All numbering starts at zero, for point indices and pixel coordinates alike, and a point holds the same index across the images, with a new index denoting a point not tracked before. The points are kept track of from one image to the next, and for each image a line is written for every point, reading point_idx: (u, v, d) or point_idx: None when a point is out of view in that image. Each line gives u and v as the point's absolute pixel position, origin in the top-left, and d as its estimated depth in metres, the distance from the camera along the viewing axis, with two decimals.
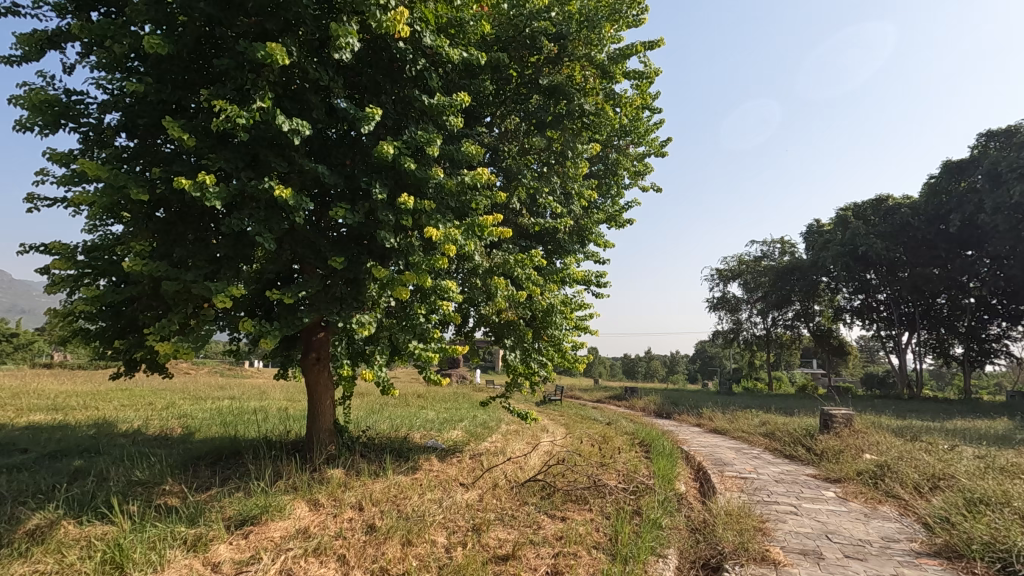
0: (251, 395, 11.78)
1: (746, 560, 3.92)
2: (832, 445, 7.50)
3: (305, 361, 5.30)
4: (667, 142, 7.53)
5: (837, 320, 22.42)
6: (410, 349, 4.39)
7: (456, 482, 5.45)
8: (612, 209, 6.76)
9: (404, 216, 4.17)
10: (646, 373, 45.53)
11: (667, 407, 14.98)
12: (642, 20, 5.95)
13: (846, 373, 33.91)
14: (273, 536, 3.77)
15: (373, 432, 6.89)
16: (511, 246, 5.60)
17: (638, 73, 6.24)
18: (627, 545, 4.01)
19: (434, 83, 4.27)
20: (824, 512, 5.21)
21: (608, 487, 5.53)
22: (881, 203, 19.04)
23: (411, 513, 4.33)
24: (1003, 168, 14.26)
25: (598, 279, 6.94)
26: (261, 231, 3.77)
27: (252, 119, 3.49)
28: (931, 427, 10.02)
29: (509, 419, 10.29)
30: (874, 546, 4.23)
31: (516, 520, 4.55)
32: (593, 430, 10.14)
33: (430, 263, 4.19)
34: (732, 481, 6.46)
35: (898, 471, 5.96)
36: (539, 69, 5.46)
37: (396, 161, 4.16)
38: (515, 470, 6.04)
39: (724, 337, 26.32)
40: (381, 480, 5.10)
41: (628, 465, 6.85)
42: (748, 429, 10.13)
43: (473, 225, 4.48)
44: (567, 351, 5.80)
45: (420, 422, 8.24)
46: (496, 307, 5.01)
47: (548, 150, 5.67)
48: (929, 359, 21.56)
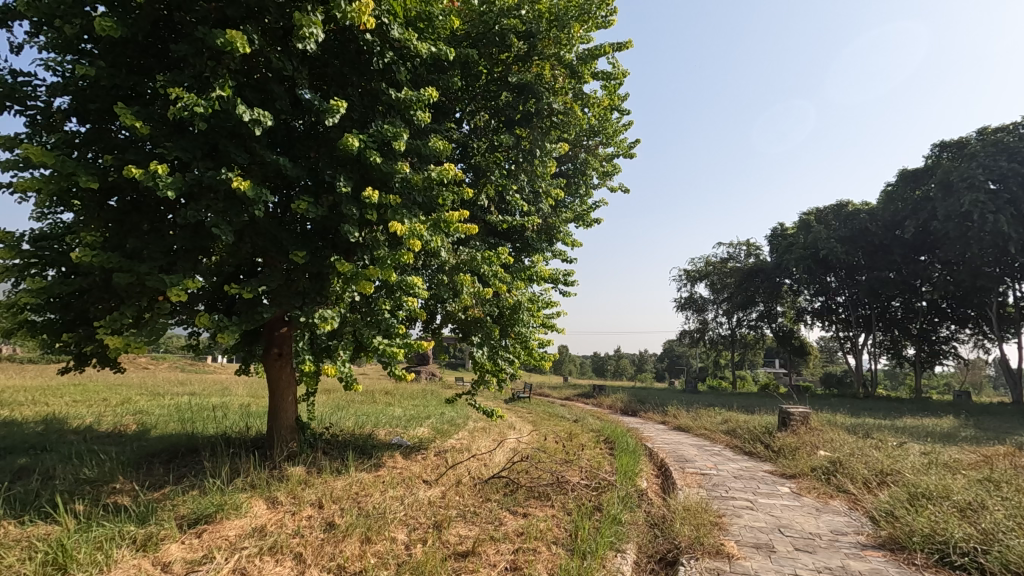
0: (212, 390, 11.51)
1: (702, 554, 4.02)
2: (789, 442, 7.75)
3: (267, 357, 5.20)
4: (635, 143, 7.63)
5: (798, 321, 23.11)
6: (374, 345, 4.32)
7: (420, 479, 5.43)
8: (580, 208, 6.87)
9: (369, 210, 4.10)
10: (615, 372, 46.17)
11: (633, 404, 15.21)
12: (612, 21, 5.98)
13: (807, 373, 34.99)
14: (228, 536, 3.68)
15: (337, 429, 6.80)
16: (479, 244, 5.58)
17: (607, 74, 6.29)
18: (586, 540, 4.07)
19: (402, 76, 4.22)
20: (779, 506, 5.38)
21: (570, 484, 5.59)
22: (842, 208, 19.67)
23: (372, 510, 4.30)
24: (955, 177, 14.91)
25: (566, 277, 7.02)
26: (219, 223, 3.67)
27: (211, 107, 3.39)
28: (882, 425, 10.43)
29: (476, 416, 10.29)
30: (823, 539, 4.39)
31: (478, 517, 4.56)
32: (559, 428, 10.23)
33: (395, 258, 4.12)
34: (692, 477, 6.61)
35: (850, 467, 6.20)
36: (508, 67, 5.43)
37: (361, 154, 4.10)
38: (480, 467, 6.05)
39: (691, 337, 26.86)
40: (344, 477, 5.04)
41: (592, 462, 6.93)
42: (711, 427, 10.36)
43: (439, 222, 4.45)
44: (534, 348, 5.80)
45: (386, 418, 8.16)
46: (462, 304, 4.98)
47: (517, 148, 5.63)
48: (884, 359, 22.42)
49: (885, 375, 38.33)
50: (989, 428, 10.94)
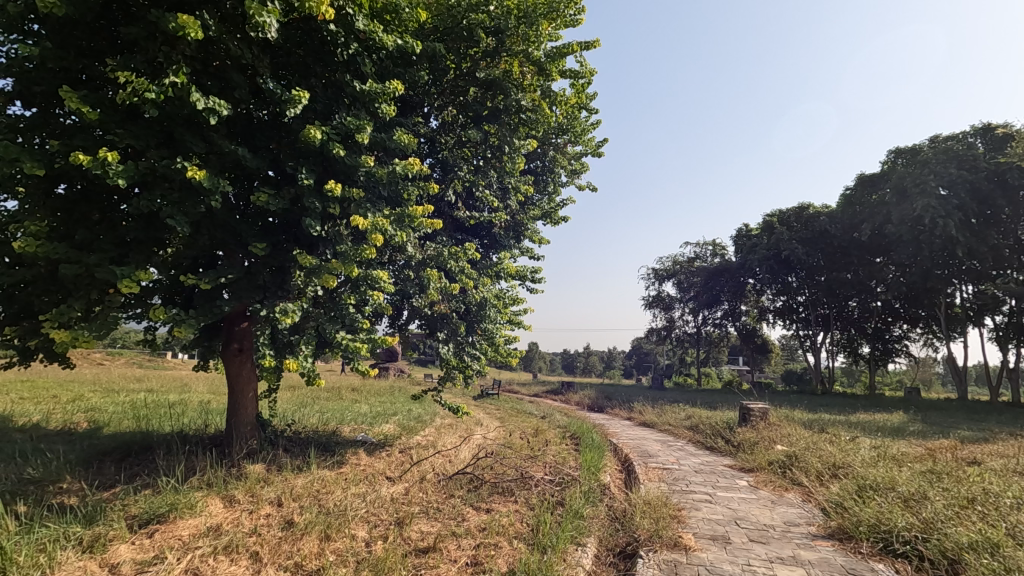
0: (171, 387, 11.15)
1: (660, 546, 4.11)
2: (748, 437, 7.98)
3: (226, 352, 5.07)
4: (603, 142, 7.70)
5: (761, 319, 23.76)
6: (337, 340, 4.19)
7: (383, 476, 5.38)
8: (548, 206, 6.93)
9: (331, 204, 4.03)
10: (584, 369, 46.68)
11: (600, 401, 15.40)
12: (580, 20, 6.01)
13: (770, 371, 35.99)
14: (181, 535, 3.59)
15: (300, 426, 6.68)
16: (445, 239, 5.53)
17: (575, 72, 6.32)
18: (548, 534, 4.10)
19: (367, 69, 4.15)
20: (736, 500, 5.52)
21: (534, 479, 5.63)
22: (803, 211, 20.34)
23: (333, 507, 4.25)
24: (908, 183, 15.57)
25: (533, 274, 7.06)
26: (174, 214, 3.56)
27: (163, 94, 3.27)
28: (837, 420, 10.80)
29: (444, 412, 10.28)
30: (776, 530, 4.54)
31: (440, 513, 4.55)
32: (526, 424, 10.28)
33: (358, 252, 4.05)
34: (654, 471, 6.75)
35: (804, 460, 6.43)
36: (476, 63, 5.35)
37: (324, 147, 4.02)
38: (445, 463, 6.03)
39: (658, 335, 27.33)
40: (305, 475, 4.95)
41: (557, 457, 7.00)
42: (675, 423, 10.58)
43: (404, 217, 4.39)
44: (501, 345, 5.77)
45: (351, 415, 8.05)
46: (428, 299, 4.94)
47: (485, 143, 5.67)
48: (841, 357, 23.19)
49: (843, 372, 39.71)
50: (935, 423, 11.44)
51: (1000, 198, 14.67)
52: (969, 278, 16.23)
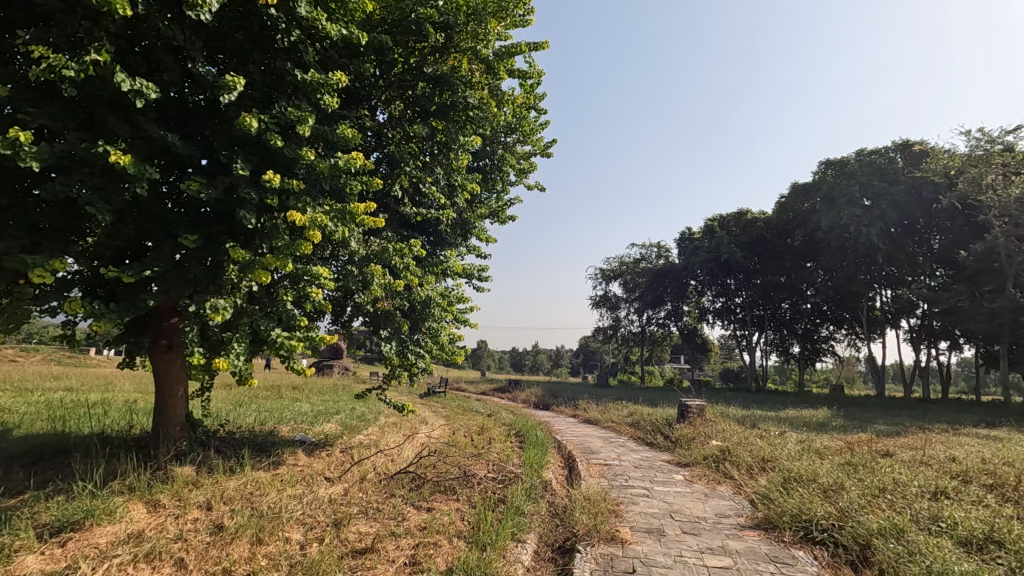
0: (93, 386, 10.43)
1: (597, 540, 4.21)
2: (685, 433, 8.28)
3: (154, 349, 4.76)
4: (552, 143, 7.78)
5: (701, 319, 24.72)
6: (272, 337, 4.02)
7: (322, 477, 5.25)
8: (496, 204, 6.94)
9: (268, 196, 3.86)
10: (533, 366, 47.07)
11: (546, 399, 15.57)
12: (529, 21, 6.06)
13: (709, 369, 37.46)
14: (98, 543, 3.37)
15: (234, 426, 6.41)
16: (390, 236, 5.40)
17: (524, 73, 6.35)
18: (488, 532, 4.12)
19: (309, 57, 4.00)
20: (672, 493, 5.73)
21: (476, 477, 5.63)
22: (742, 216, 21.31)
23: (266, 510, 4.10)
24: (837, 193, 16.56)
25: (480, 272, 7.06)
26: (94, 202, 3.33)
27: (84, 73, 3.05)
28: (768, 416, 11.38)
29: (388, 411, 10.12)
30: (708, 522, 4.73)
31: (380, 513, 4.48)
32: (472, 422, 10.27)
33: (295, 247, 3.88)
34: (596, 467, 6.90)
35: (736, 455, 6.74)
36: (423, 58, 5.26)
37: (262, 136, 3.86)
38: (387, 463, 5.93)
39: (604, 333, 27.89)
40: (237, 477, 4.75)
41: (500, 455, 7.02)
42: (617, 420, 10.85)
43: (346, 212, 4.25)
44: (446, 344, 5.74)
45: (291, 414, 7.81)
46: (372, 296, 4.79)
47: (432, 140, 5.56)
48: (774, 356, 24.41)
49: (775, 370, 41.89)
50: (855, 418, 12.27)
51: (916, 210, 15.88)
52: (888, 283, 17.46)
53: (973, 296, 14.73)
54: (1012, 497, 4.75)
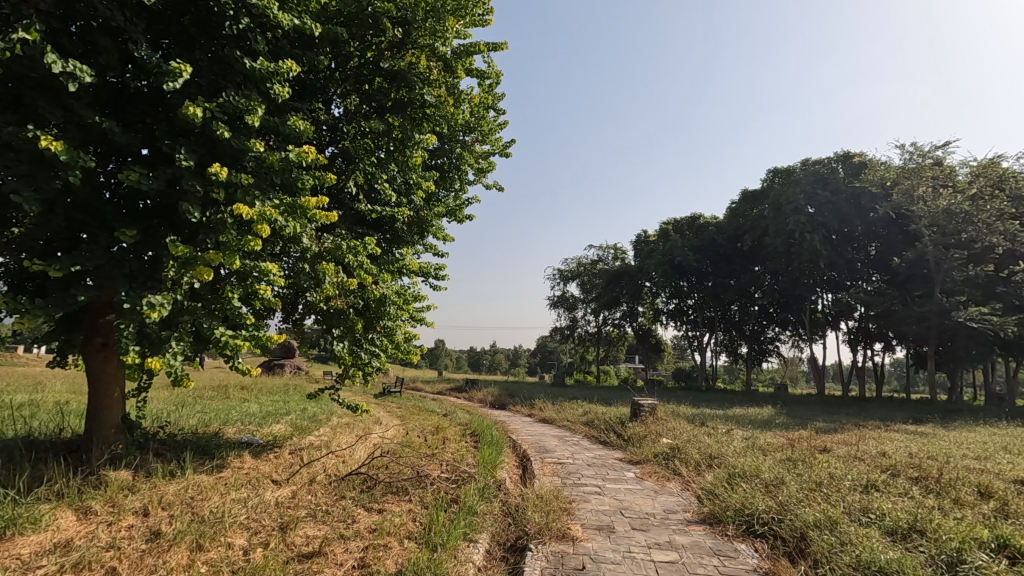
0: (18, 386, 9.75)
1: (548, 538, 4.25)
2: (637, 431, 8.47)
3: (87, 347, 4.50)
4: (510, 143, 7.76)
5: (655, 320, 25.33)
6: (214, 336, 3.83)
7: (268, 479, 5.08)
8: (453, 203, 6.88)
9: (214, 188, 3.68)
10: (490, 366, 47.04)
11: (503, 398, 15.59)
12: (488, 21, 6.07)
13: (662, 368, 38.39)
14: (21, 554, 3.16)
15: (176, 428, 6.13)
16: (344, 233, 5.26)
17: (482, 72, 6.35)
18: (440, 532, 4.08)
19: (259, 46, 3.84)
20: (622, 490, 5.85)
21: (429, 478, 5.59)
22: (695, 221, 22.05)
23: (208, 515, 3.94)
24: (784, 201, 17.27)
25: (437, 271, 6.99)
26: (22, 190, 3.12)
27: (10, 51, 2.85)
28: (716, 414, 11.77)
29: (341, 411, 9.90)
30: (657, 518, 4.86)
31: (329, 516, 4.38)
32: (427, 422, 10.16)
33: (241, 243, 3.68)
34: (549, 466, 6.96)
35: (685, 452, 6.94)
36: (380, 53, 5.16)
37: (207, 125, 3.68)
38: (338, 464, 5.80)
39: (561, 333, 28.10)
40: (178, 481, 4.54)
41: (455, 455, 6.97)
42: (572, 419, 10.99)
43: (297, 207, 4.07)
44: (401, 343, 5.65)
45: (237, 415, 7.54)
46: (323, 295, 4.62)
47: (388, 136, 5.42)
48: (723, 356, 25.25)
49: (725, 370, 43.33)
50: (797, 416, 12.83)
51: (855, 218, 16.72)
52: (829, 287, 18.32)
53: (905, 300, 15.66)
54: (934, 489, 5.08)
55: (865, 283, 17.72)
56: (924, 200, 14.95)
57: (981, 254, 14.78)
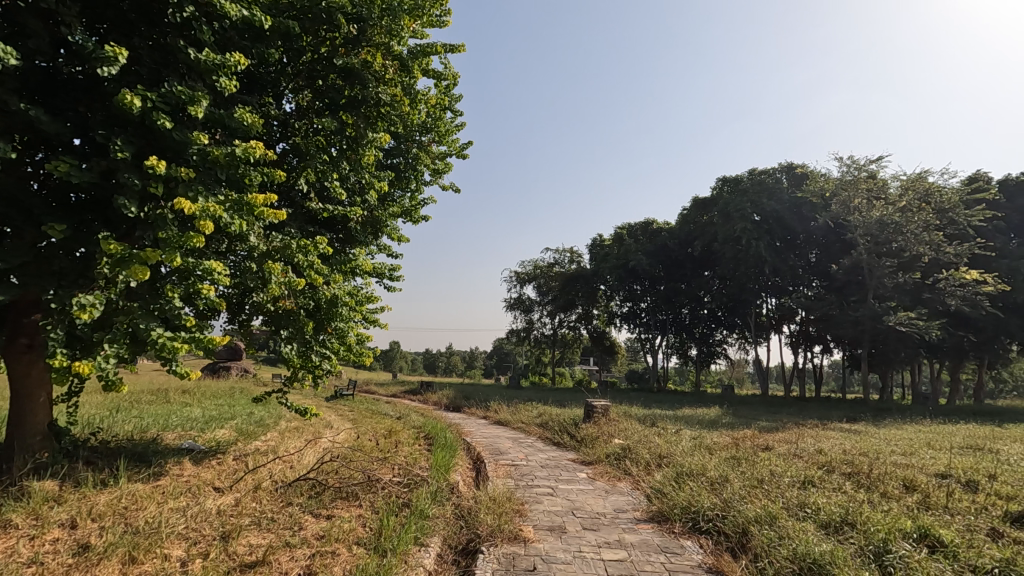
0: None
1: (500, 540, 4.25)
2: (590, 433, 8.60)
3: (9, 349, 4.19)
4: (467, 145, 7.74)
5: (609, 323, 25.78)
6: (152, 338, 3.63)
7: (210, 487, 4.88)
8: (409, 203, 6.80)
9: (153, 182, 3.50)
10: (445, 368, 46.69)
11: (458, 401, 15.49)
12: (446, 22, 6.04)
13: (615, 370, 39.11)
14: None
15: (109, 434, 5.79)
16: (294, 232, 5.10)
17: (439, 73, 6.31)
18: (390, 537, 4.02)
19: (204, 35, 3.69)
20: (574, 491, 5.92)
21: (381, 482, 5.50)
22: (648, 226, 22.60)
23: (142, 525, 3.75)
24: (732, 208, 17.94)
25: (391, 272, 6.89)
26: None
27: None
28: (666, 415, 12.08)
29: (290, 416, 9.60)
30: (607, 517, 4.94)
31: (274, 524, 4.24)
32: (380, 425, 9.97)
33: (181, 241, 3.51)
34: (503, 468, 6.98)
35: (635, 452, 7.10)
36: (334, 49, 5.05)
37: (147, 116, 3.51)
38: (285, 470, 5.62)
39: (518, 336, 27.97)
40: (110, 491, 4.29)
41: (408, 458, 6.89)
42: (526, 421, 11.04)
43: (243, 204, 3.89)
44: (354, 345, 5.53)
45: (177, 420, 7.20)
46: (270, 296, 4.47)
47: (341, 134, 5.30)
48: (674, 358, 25.97)
49: (675, 372, 44.55)
50: (742, 416, 13.32)
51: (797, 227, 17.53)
52: (773, 292, 19.15)
53: (842, 304, 16.53)
54: (865, 483, 5.38)
55: (806, 288, 18.61)
56: (859, 210, 15.84)
57: (910, 262, 15.77)
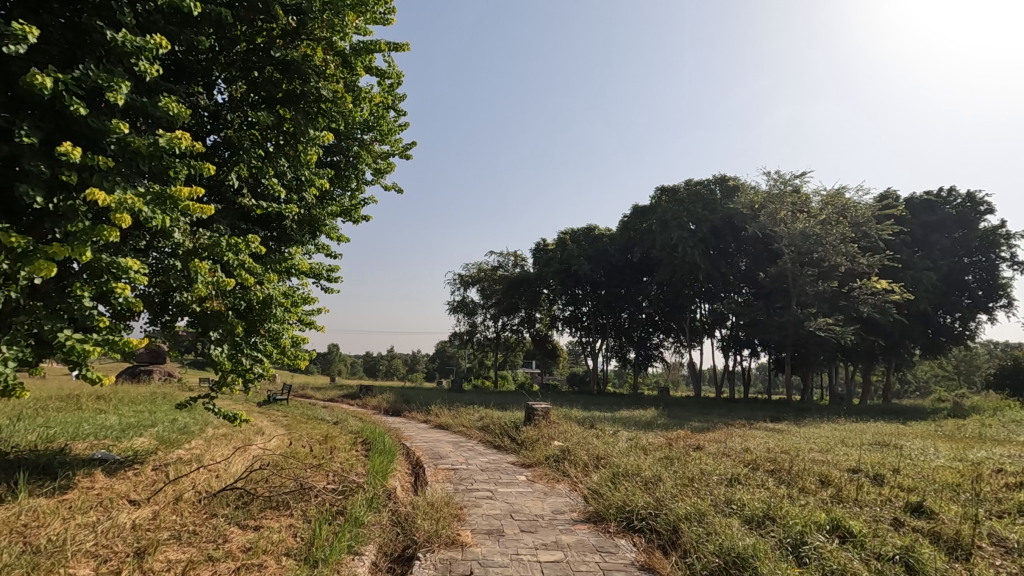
0: None
1: (437, 546, 4.20)
2: (531, 435, 8.67)
3: None
4: (410, 145, 7.63)
5: (552, 326, 26.11)
6: (57, 340, 3.32)
7: (124, 500, 4.55)
8: (349, 202, 6.63)
9: (64, 171, 3.23)
10: (387, 372, 45.80)
11: (399, 404, 15.21)
12: (391, 20, 5.94)
13: (557, 373, 39.64)
14: None
15: (8, 446, 5.28)
16: (223, 229, 4.83)
17: (382, 71, 6.20)
18: (322, 547, 3.89)
19: (126, 16, 3.44)
20: (513, 494, 5.95)
21: (314, 490, 5.31)
22: (590, 232, 23.09)
23: (44, 544, 3.44)
24: (670, 217, 18.62)
25: (329, 272, 6.70)
26: None
27: None
28: (605, 417, 12.36)
29: (218, 422, 9.11)
30: (545, 519, 4.99)
31: (196, 537, 4.00)
32: (316, 431, 9.64)
33: (93, 234, 3.24)
34: (443, 472, 6.91)
35: (574, 453, 7.22)
36: (271, 40, 4.85)
37: (57, 99, 3.24)
38: (210, 479, 5.31)
39: (461, 338, 27.89)
40: (7, 507, 3.91)
41: (344, 465, 6.70)
42: (467, 424, 11.00)
43: (166, 197, 3.63)
44: (288, 347, 5.33)
45: (89, 429, 6.67)
46: (196, 296, 4.21)
47: (278, 129, 5.09)
48: (613, 361, 26.61)
49: (615, 375, 45.72)
50: (677, 417, 13.82)
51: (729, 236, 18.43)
52: (706, 298, 20.01)
53: (768, 310, 17.50)
54: (785, 479, 5.71)
55: (736, 295, 19.57)
56: (784, 222, 16.84)
57: (829, 271, 16.91)
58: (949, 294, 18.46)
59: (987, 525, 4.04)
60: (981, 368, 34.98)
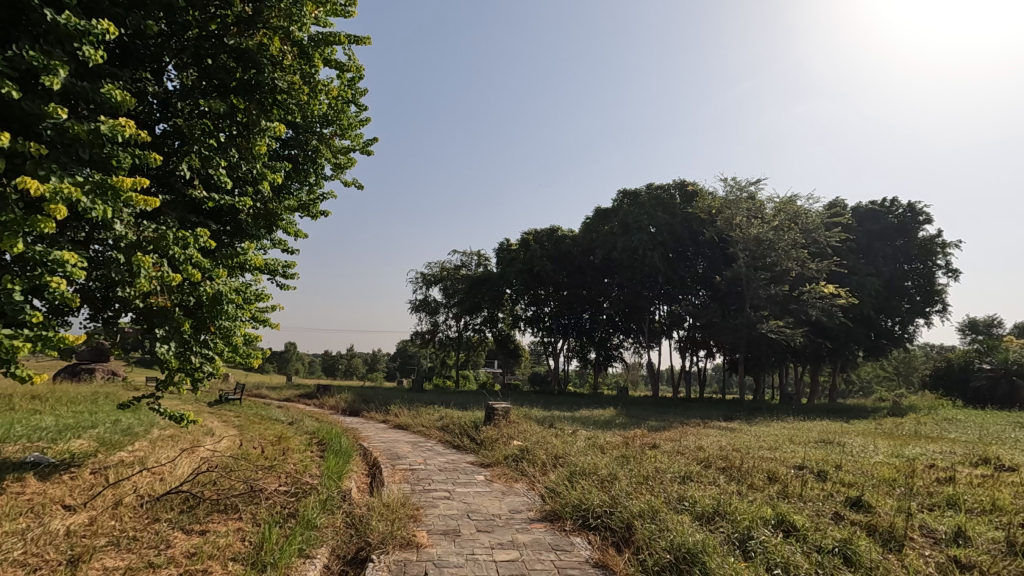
0: None
1: (392, 547, 4.14)
2: (490, 435, 8.67)
3: None
4: (372, 141, 7.51)
5: (514, 326, 26.13)
6: None
7: (59, 506, 4.31)
8: (307, 197, 6.46)
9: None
10: (346, 371, 44.89)
11: (357, 404, 14.93)
12: (351, 12, 5.81)
13: (519, 373, 39.70)
14: None
15: None
16: (171, 222, 4.61)
17: (342, 64, 6.06)
18: (272, 551, 3.78)
19: None
20: (471, 493, 5.93)
21: (265, 492, 5.15)
22: (553, 232, 23.23)
23: None
24: (631, 220, 18.93)
25: (285, 269, 6.52)
26: None
27: None
28: (565, 416, 12.48)
29: (163, 423, 8.73)
30: (501, 518, 5.00)
31: (136, 543, 3.82)
32: (270, 431, 9.39)
33: (24, 225, 3.03)
34: (400, 473, 6.82)
35: (532, 453, 7.25)
36: (225, 27, 4.68)
37: None
38: (153, 483, 5.08)
39: (422, 338, 27.63)
40: None
41: (298, 466, 6.53)
42: (427, 424, 10.90)
43: (107, 186, 3.40)
44: (240, 346, 5.14)
45: (21, 431, 6.27)
46: (139, 291, 4.01)
47: (230, 119, 4.89)
48: (574, 361, 26.85)
49: (576, 375, 46.18)
50: (635, 416, 14.06)
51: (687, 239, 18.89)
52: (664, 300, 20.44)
53: (724, 312, 18.02)
54: (735, 476, 5.89)
55: (693, 297, 20.06)
56: (740, 227, 17.37)
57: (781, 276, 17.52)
58: (890, 298, 19.24)
59: (919, 517, 4.27)
60: (919, 369, 37.01)
